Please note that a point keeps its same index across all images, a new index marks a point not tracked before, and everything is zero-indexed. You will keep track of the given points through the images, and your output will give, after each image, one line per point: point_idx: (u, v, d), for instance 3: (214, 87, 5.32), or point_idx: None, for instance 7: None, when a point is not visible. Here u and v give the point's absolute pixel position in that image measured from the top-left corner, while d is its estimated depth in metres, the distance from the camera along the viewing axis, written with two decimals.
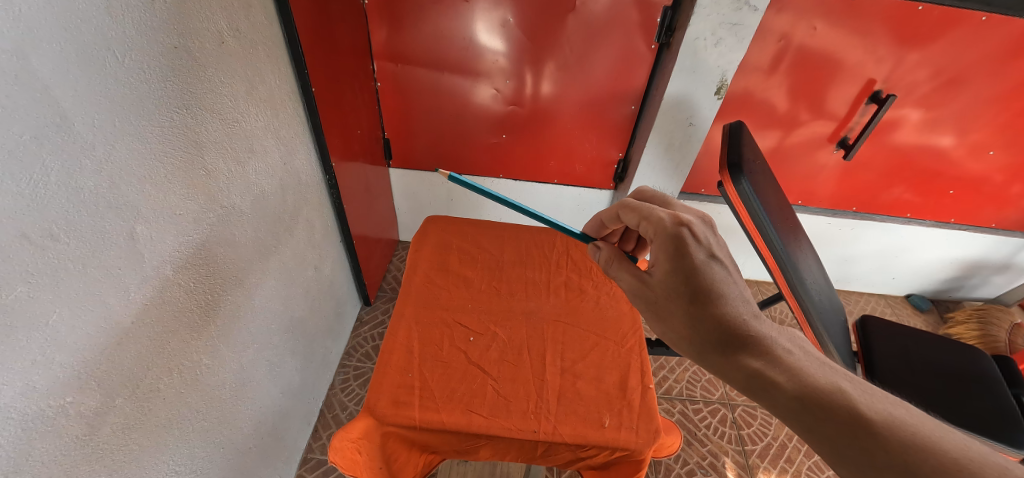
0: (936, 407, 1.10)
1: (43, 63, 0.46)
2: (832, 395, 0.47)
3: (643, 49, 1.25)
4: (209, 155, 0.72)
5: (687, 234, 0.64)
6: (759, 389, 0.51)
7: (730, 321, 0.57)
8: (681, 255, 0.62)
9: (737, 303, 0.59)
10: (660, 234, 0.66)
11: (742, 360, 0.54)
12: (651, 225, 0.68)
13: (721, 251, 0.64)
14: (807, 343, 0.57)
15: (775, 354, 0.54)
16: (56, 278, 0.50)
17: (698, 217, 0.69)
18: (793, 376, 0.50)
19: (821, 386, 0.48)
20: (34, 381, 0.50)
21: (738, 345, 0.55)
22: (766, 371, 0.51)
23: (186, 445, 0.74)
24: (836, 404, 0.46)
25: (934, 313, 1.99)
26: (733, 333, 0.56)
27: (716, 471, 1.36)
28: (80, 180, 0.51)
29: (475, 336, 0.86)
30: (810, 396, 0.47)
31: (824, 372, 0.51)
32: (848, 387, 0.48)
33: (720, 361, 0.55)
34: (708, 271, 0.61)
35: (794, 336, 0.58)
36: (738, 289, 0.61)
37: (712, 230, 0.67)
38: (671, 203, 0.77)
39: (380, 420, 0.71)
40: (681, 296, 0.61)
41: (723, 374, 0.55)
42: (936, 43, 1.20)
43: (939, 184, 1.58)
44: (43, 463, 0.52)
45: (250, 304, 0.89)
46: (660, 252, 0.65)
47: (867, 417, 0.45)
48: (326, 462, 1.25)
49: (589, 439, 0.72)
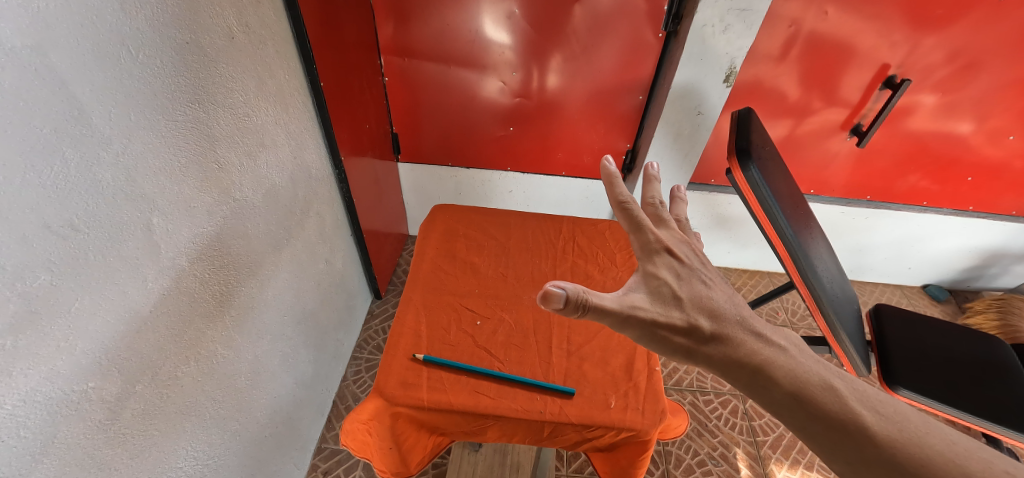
0: (955, 397, 1.07)
1: (61, 58, 0.47)
2: (825, 391, 0.48)
3: (651, 38, 1.24)
4: (222, 149, 0.74)
5: (672, 251, 0.62)
6: (756, 385, 0.50)
7: (725, 322, 0.55)
8: (664, 266, 0.61)
9: (728, 305, 0.58)
10: (648, 248, 0.62)
11: (741, 355, 0.52)
12: (639, 239, 0.63)
13: (700, 261, 0.64)
14: (801, 342, 0.56)
15: (770, 348, 0.53)
16: (78, 268, 0.52)
17: (678, 236, 0.68)
18: (789, 373, 0.50)
19: (815, 383, 0.49)
20: (58, 367, 0.51)
21: (733, 340, 0.53)
22: (766, 366, 0.50)
23: (205, 432, 0.76)
24: (830, 401, 0.47)
25: (951, 303, 1.96)
26: (726, 331, 0.54)
27: (727, 462, 1.35)
28: (98, 172, 0.53)
29: (482, 319, 0.87)
30: (805, 393, 0.48)
31: (818, 367, 0.51)
32: (839, 384, 0.49)
33: (722, 358, 0.52)
34: (693, 279, 0.60)
35: (788, 335, 0.57)
36: (725, 291, 0.61)
37: (692, 249, 0.66)
38: (677, 210, 0.75)
39: (389, 401, 0.72)
40: (675, 301, 0.57)
41: (722, 372, 0.52)
42: (952, 26, 1.17)
43: (958, 171, 1.54)
44: (68, 445, 0.54)
45: (264, 296, 0.91)
46: (645, 263, 0.61)
47: (859, 414, 0.46)
48: (340, 451, 1.28)
49: (595, 419, 0.73)
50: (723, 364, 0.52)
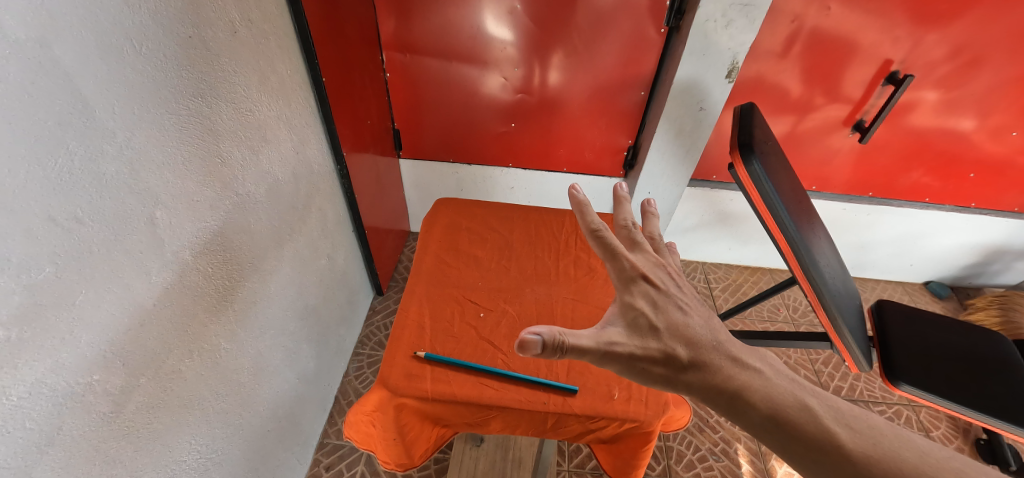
0: (958, 392, 1.07)
1: (65, 51, 0.47)
2: (799, 411, 0.48)
3: (653, 33, 1.24)
4: (225, 143, 0.74)
5: (647, 279, 0.62)
6: (734, 410, 0.50)
7: (702, 350, 0.55)
8: (641, 295, 0.60)
9: (705, 330, 0.57)
10: (624, 278, 0.62)
11: (718, 381, 0.51)
12: (615, 269, 0.63)
13: (676, 285, 0.63)
14: (776, 360, 0.56)
15: (746, 370, 0.53)
16: (82, 260, 0.52)
17: (654, 260, 0.67)
18: (765, 394, 0.50)
19: (790, 403, 0.49)
20: (63, 358, 0.52)
21: (710, 367, 0.53)
22: (742, 390, 0.50)
23: (208, 426, 0.77)
24: (804, 421, 0.47)
25: (953, 300, 1.96)
26: (704, 358, 0.54)
27: (728, 457, 1.36)
28: (102, 165, 0.53)
29: (485, 311, 0.87)
30: (780, 414, 0.48)
31: (792, 387, 0.51)
32: (813, 403, 0.49)
33: (702, 386, 0.52)
34: (669, 306, 0.60)
35: (764, 354, 0.57)
36: (703, 315, 0.60)
37: (669, 274, 0.66)
38: (649, 228, 0.74)
39: (394, 392, 0.72)
40: (652, 332, 0.56)
41: (702, 401, 0.52)
42: (955, 22, 1.17)
43: (960, 167, 1.54)
44: (73, 437, 0.54)
45: (266, 290, 0.92)
46: (622, 293, 0.61)
47: (834, 432, 0.46)
48: (342, 446, 1.28)
49: (598, 410, 0.73)
50: (703, 391, 0.52)
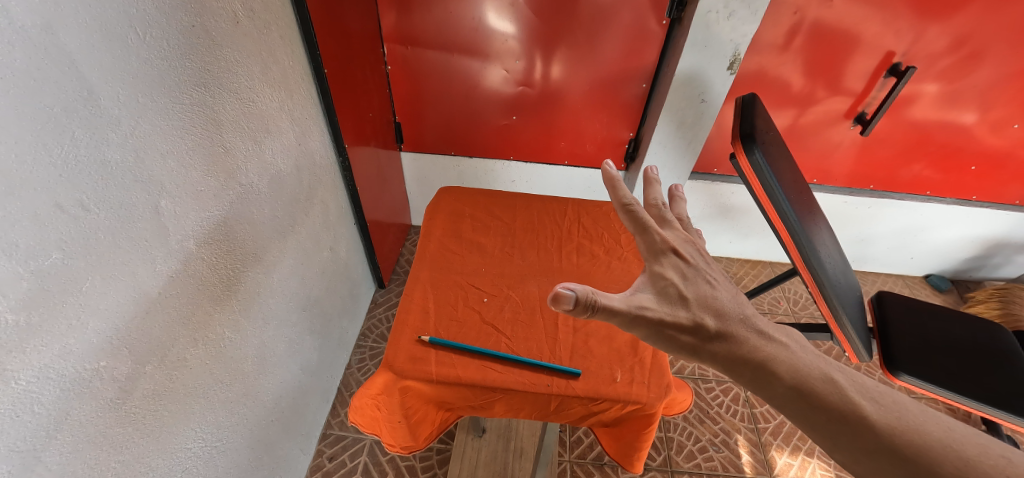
0: (957, 382, 1.08)
1: (71, 38, 0.47)
2: (825, 384, 0.49)
3: (654, 25, 1.23)
4: (228, 133, 0.74)
5: (678, 252, 0.62)
6: (759, 379, 0.51)
7: (730, 322, 0.56)
8: (671, 266, 0.60)
9: (732, 303, 0.58)
10: (654, 250, 0.62)
11: (745, 352, 0.52)
12: (646, 241, 0.63)
13: (705, 260, 0.64)
14: (799, 336, 0.57)
15: (773, 344, 0.53)
16: (89, 247, 0.52)
17: (682, 235, 0.67)
18: (791, 367, 0.51)
19: (815, 376, 0.50)
20: (71, 345, 0.52)
21: (736, 338, 0.54)
22: (768, 362, 0.51)
23: (213, 415, 0.77)
24: (829, 393, 0.48)
25: (953, 293, 1.96)
26: (731, 330, 0.55)
27: (728, 448, 1.36)
28: (106, 152, 0.53)
29: (489, 296, 0.88)
30: (805, 386, 0.49)
31: (817, 362, 0.52)
32: (838, 377, 0.49)
33: (727, 356, 0.53)
34: (698, 279, 0.60)
35: (789, 331, 0.57)
36: (729, 290, 0.61)
37: (697, 249, 0.66)
38: (678, 210, 0.74)
39: (398, 374, 0.73)
40: (681, 301, 0.57)
41: (727, 370, 0.53)
42: (957, 14, 1.16)
43: (962, 160, 1.53)
44: (80, 423, 0.54)
45: (270, 281, 0.92)
46: (651, 263, 0.61)
47: (860, 405, 0.47)
48: (344, 437, 1.29)
49: (601, 392, 0.73)
50: (727, 361, 0.53)
